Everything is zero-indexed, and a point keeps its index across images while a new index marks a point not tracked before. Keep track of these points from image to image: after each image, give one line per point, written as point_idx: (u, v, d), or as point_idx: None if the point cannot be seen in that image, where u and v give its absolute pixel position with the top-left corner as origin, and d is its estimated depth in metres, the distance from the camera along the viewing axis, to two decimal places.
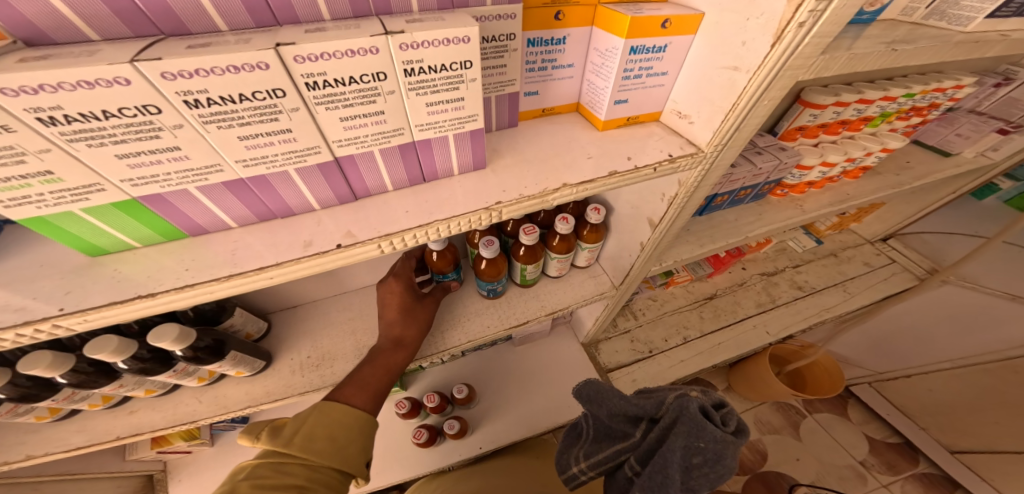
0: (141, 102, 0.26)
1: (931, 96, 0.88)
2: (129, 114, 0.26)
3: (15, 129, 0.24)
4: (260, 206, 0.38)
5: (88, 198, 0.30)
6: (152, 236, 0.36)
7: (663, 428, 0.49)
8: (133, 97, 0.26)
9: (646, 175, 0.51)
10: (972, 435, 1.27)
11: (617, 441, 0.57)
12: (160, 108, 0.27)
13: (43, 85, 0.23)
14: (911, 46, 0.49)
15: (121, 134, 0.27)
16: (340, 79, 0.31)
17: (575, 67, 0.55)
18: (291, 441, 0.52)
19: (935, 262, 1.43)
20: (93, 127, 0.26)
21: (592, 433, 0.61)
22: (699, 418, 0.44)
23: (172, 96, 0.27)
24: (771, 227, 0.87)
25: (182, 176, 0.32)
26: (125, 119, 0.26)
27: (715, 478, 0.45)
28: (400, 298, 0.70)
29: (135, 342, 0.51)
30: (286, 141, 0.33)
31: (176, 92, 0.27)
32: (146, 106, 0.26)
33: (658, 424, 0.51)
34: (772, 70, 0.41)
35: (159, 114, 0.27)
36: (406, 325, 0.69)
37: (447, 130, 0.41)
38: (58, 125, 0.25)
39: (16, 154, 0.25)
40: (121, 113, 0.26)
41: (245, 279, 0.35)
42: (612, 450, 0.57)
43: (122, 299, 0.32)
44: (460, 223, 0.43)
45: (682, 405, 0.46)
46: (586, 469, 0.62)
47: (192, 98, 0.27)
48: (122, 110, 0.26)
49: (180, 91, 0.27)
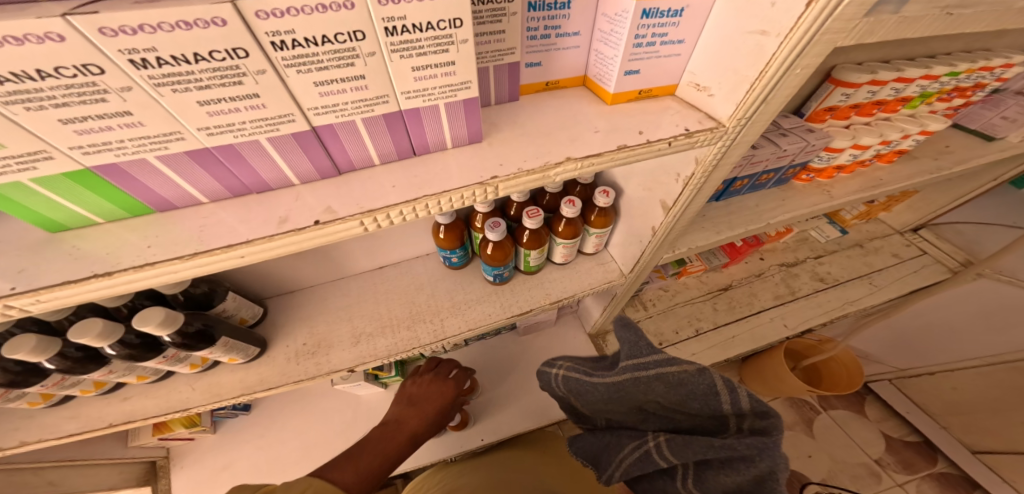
0: (80, 61, 0.22)
1: (978, 75, 0.80)
2: (69, 75, 0.23)
3: None
4: (232, 179, 0.34)
5: (35, 168, 0.26)
6: (116, 211, 0.33)
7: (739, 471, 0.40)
8: (70, 56, 0.22)
9: (659, 150, 0.46)
10: (998, 437, 1.21)
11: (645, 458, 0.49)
12: (103, 68, 0.23)
13: None
14: (969, 10, 0.43)
15: (62, 96, 0.24)
16: (311, 38, 0.27)
17: (582, 35, 0.50)
18: None
19: (970, 254, 1.34)
20: (29, 89, 0.22)
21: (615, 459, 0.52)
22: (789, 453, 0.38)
23: (116, 55, 0.23)
24: (795, 214, 0.81)
25: (138, 144, 0.28)
26: (65, 81, 0.23)
27: None
28: None
29: (122, 326, 0.49)
30: (253, 108, 0.29)
31: (119, 50, 0.23)
32: (87, 66, 0.23)
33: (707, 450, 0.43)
34: (807, 32, 0.36)
35: (103, 76, 0.24)
36: None
37: (437, 99, 0.37)
38: None
39: None
40: (58, 74, 0.22)
41: (213, 258, 0.32)
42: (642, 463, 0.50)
43: (77, 278, 0.29)
44: (452, 200, 0.39)
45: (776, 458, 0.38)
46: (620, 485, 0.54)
47: (140, 57, 0.24)
48: (60, 69, 0.22)
49: (125, 49, 0.23)
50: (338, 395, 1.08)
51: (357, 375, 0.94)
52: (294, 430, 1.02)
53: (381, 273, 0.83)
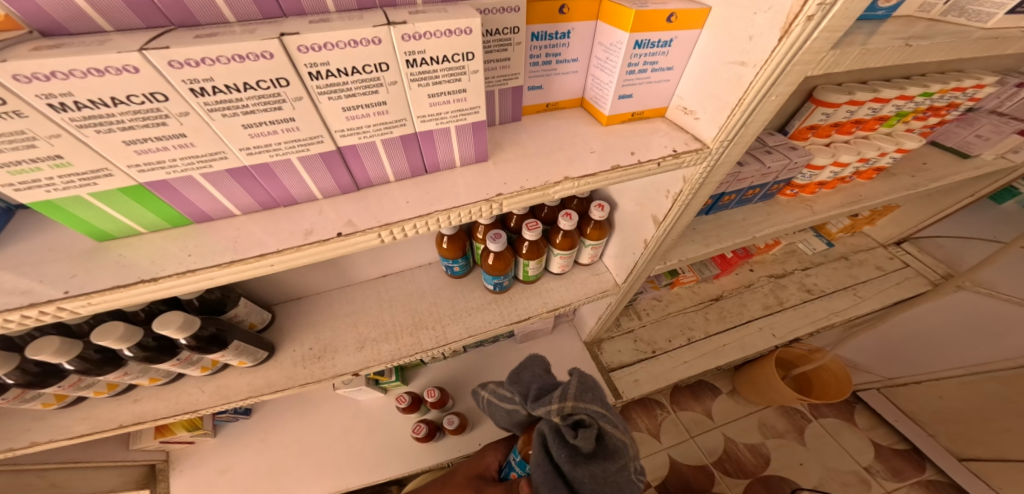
0: (148, 89, 0.26)
1: (950, 96, 0.86)
2: (138, 101, 0.26)
3: (27, 115, 0.24)
4: (264, 194, 0.38)
5: (96, 183, 0.30)
6: (159, 222, 0.36)
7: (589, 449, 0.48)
8: (141, 85, 0.26)
9: (650, 170, 0.50)
10: (982, 443, 1.25)
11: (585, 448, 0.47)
12: (167, 96, 0.27)
13: (55, 72, 0.23)
14: (928, 41, 0.48)
15: (129, 121, 0.27)
16: (342, 69, 0.31)
17: (580, 61, 0.54)
18: None
19: (951, 266, 1.40)
20: (103, 114, 0.26)
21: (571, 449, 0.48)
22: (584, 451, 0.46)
23: (179, 84, 0.27)
24: (780, 227, 0.85)
25: (187, 163, 0.31)
26: (134, 107, 0.26)
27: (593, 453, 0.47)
28: None
29: (140, 330, 0.51)
30: (289, 130, 0.33)
31: (182, 80, 0.26)
32: (154, 94, 0.26)
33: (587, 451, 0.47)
34: (780, 64, 0.40)
35: (166, 102, 0.27)
36: None
37: (449, 122, 0.40)
38: (68, 111, 0.25)
39: (27, 139, 0.25)
40: (129, 101, 0.26)
41: (246, 266, 0.35)
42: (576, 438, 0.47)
43: (125, 283, 0.32)
44: (460, 214, 0.42)
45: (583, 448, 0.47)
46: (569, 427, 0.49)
47: (199, 86, 0.27)
48: (131, 97, 0.26)
49: (187, 79, 0.26)
50: (337, 400, 1.10)
51: (358, 380, 0.96)
52: (293, 435, 1.03)
53: (384, 282, 0.86)
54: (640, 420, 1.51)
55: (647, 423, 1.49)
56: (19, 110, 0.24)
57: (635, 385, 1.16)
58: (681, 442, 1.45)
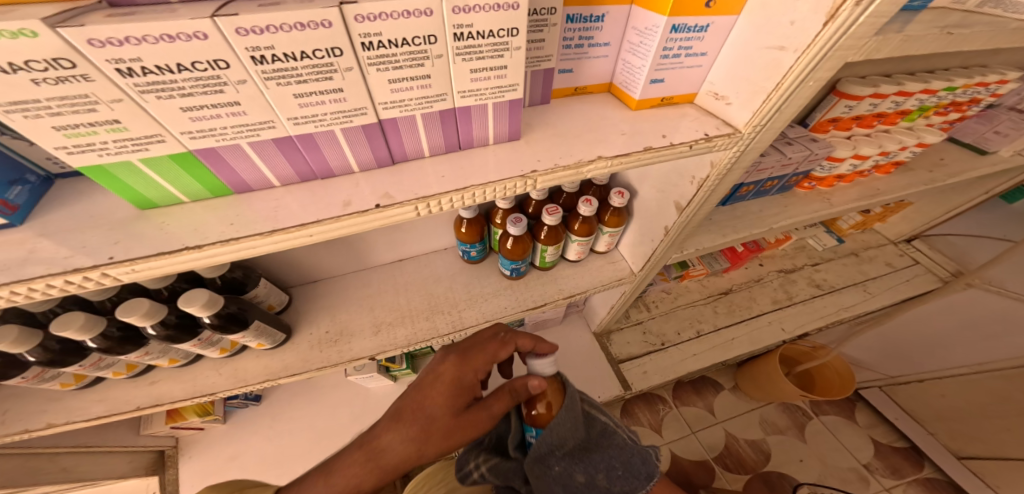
0: (212, 57, 0.25)
1: (973, 91, 0.85)
2: (201, 68, 0.26)
3: (93, 79, 0.24)
4: (303, 165, 0.37)
5: (148, 149, 0.29)
6: (200, 191, 0.35)
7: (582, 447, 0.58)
8: (206, 52, 0.25)
9: (681, 152, 0.50)
10: (981, 441, 1.26)
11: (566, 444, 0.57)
12: (229, 63, 0.26)
13: (128, 38, 0.23)
14: (967, 30, 0.47)
15: (189, 87, 0.26)
16: (394, 41, 0.30)
17: (611, 45, 0.53)
18: None
19: (961, 264, 1.41)
20: (166, 81, 0.25)
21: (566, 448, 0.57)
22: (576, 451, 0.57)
23: (242, 52, 0.26)
24: (797, 219, 0.85)
25: (237, 131, 0.31)
26: (196, 74, 0.26)
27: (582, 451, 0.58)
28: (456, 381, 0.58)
29: (164, 307, 0.51)
30: (337, 101, 0.32)
31: (245, 48, 0.26)
32: (216, 61, 0.26)
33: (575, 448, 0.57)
34: (823, 49, 0.40)
35: (227, 70, 0.26)
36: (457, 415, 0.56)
37: (487, 98, 0.40)
38: (134, 76, 0.24)
39: (89, 103, 0.25)
40: (192, 68, 0.25)
41: (287, 235, 0.35)
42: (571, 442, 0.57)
43: (170, 250, 0.32)
44: (495, 190, 0.42)
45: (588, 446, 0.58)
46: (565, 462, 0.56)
47: (260, 54, 0.27)
48: (195, 63, 0.25)
49: (250, 47, 0.26)
50: (347, 387, 1.09)
51: (370, 367, 0.95)
52: (304, 422, 1.03)
53: (399, 266, 0.85)
54: (644, 414, 1.51)
55: (651, 417, 1.50)
56: (87, 73, 0.23)
57: (645, 377, 1.16)
58: (685, 437, 1.46)
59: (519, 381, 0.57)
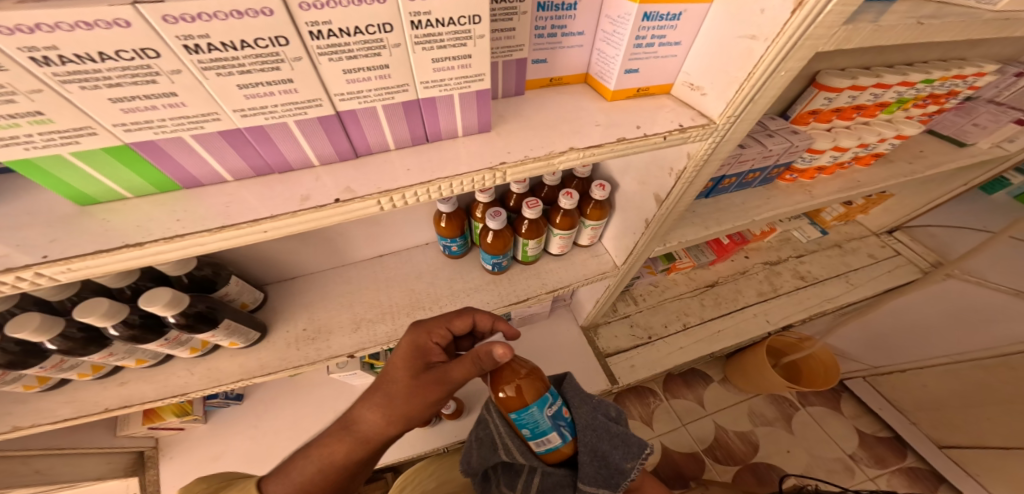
0: (139, 46, 0.24)
1: (951, 83, 0.86)
2: (127, 57, 0.24)
3: (5, 68, 0.22)
4: (257, 159, 0.36)
5: (78, 142, 0.28)
6: (145, 187, 0.34)
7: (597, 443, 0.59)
8: (132, 41, 0.23)
9: (656, 143, 0.49)
10: (961, 431, 1.29)
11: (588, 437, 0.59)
12: (159, 53, 0.25)
13: (39, 25, 0.21)
14: (939, 21, 0.47)
15: (116, 77, 0.25)
16: (345, 29, 0.29)
17: (585, 35, 0.52)
18: None
19: (941, 255, 1.43)
20: (89, 70, 0.24)
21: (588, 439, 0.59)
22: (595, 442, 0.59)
23: (173, 41, 0.25)
24: (779, 211, 0.86)
25: (178, 123, 0.29)
26: (123, 63, 0.24)
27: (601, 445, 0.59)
28: (406, 356, 0.56)
29: (125, 306, 0.49)
30: (287, 92, 0.31)
31: (176, 36, 0.24)
32: (144, 50, 0.24)
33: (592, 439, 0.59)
34: (792, 37, 0.39)
35: (157, 59, 0.25)
36: (412, 399, 0.54)
37: (453, 89, 0.39)
38: (51, 66, 0.23)
39: (5, 93, 0.23)
40: (118, 57, 0.24)
41: (238, 232, 0.33)
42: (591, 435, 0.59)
43: (109, 248, 0.30)
44: (462, 183, 0.41)
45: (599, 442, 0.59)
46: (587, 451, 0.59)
47: (194, 43, 0.25)
48: (120, 52, 0.24)
49: (181, 35, 0.25)
50: (331, 384, 1.08)
51: (353, 364, 0.94)
52: (288, 420, 1.02)
53: (380, 262, 0.84)
54: (634, 407, 1.52)
55: (640, 411, 1.51)
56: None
57: (632, 371, 1.17)
58: (673, 430, 1.47)
59: (483, 350, 0.52)
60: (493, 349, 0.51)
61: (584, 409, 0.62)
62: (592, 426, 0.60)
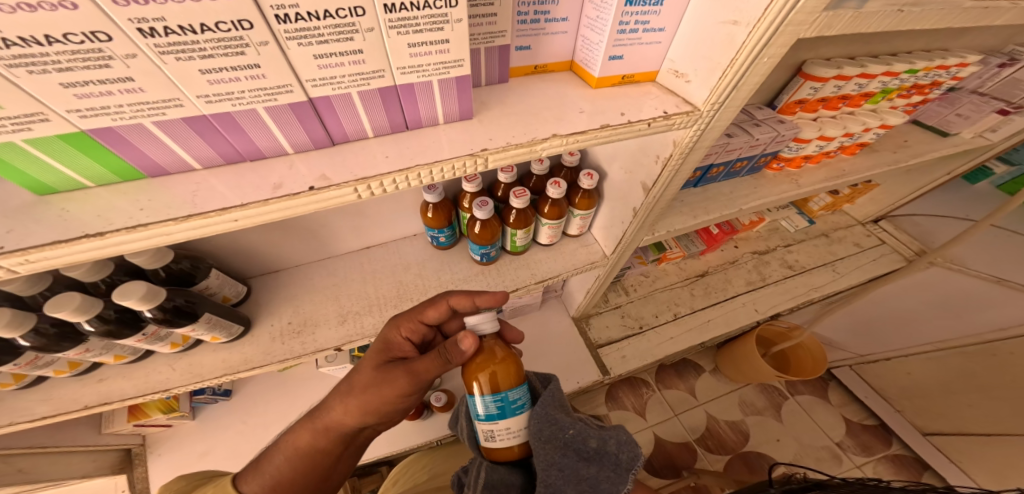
0: (89, 28, 0.23)
1: (935, 74, 0.86)
2: (76, 40, 0.23)
3: None
4: (227, 147, 0.35)
5: (30, 129, 0.26)
6: (107, 175, 0.33)
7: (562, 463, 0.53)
8: (80, 24, 0.22)
9: (640, 130, 0.49)
10: (944, 418, 1.32)
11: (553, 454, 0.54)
12: (111, 36, 0.24)
13: None
14: (922, 8, 0.47)
15: (66, 61, 0.24)
16: (314, 13, 0.28)
17: (569, 21, 0.51)
18: None
19: (924, 244, 1.45)
20: (35, 54, 0.23)
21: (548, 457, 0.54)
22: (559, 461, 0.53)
23: (125, 23, 0.24)
24: (766, 200, 0.86)
25: (137, 109, 0.28)
26: (72, 47, 0.23)
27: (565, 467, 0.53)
28: (376, 354, 0.60)
29: (100, 301, 0.48)
30: (254, 78, 0.30)
31: (129, 19, 0.23)
32: (95, 33, 0.23)
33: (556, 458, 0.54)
34: (773, 24, 0.39)
35: (110, 43, 0.24)
36: (380, 392, 0.57)
37: (431, 76, 0.38)
38: None
39: None
40: (66, 40, 0.23)
41: (206, 221, 0.33)
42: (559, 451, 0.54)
43: (67, 238, 0.29)
44: (443, 170, 0.40)
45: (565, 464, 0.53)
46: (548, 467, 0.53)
47: (148, 26, 0.24)
48: (68, 35, 0.23)
49: (134, 18, 0.24)
50: (321, 379, 1.08)
51: (342, 358, 0.93)
52: (277, 415, 1.01)
53: (367, 254, 0.83)
54: (626, 398, 1.54)
55: (633, 401, 1.52)
56: None
57: (623, 361, 1.17)
58: (665, 420, 1.49)
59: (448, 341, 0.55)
60: (460, 338, 0.54)
61: (550, 447, 0.54)
62: (560, 464, 0.53)
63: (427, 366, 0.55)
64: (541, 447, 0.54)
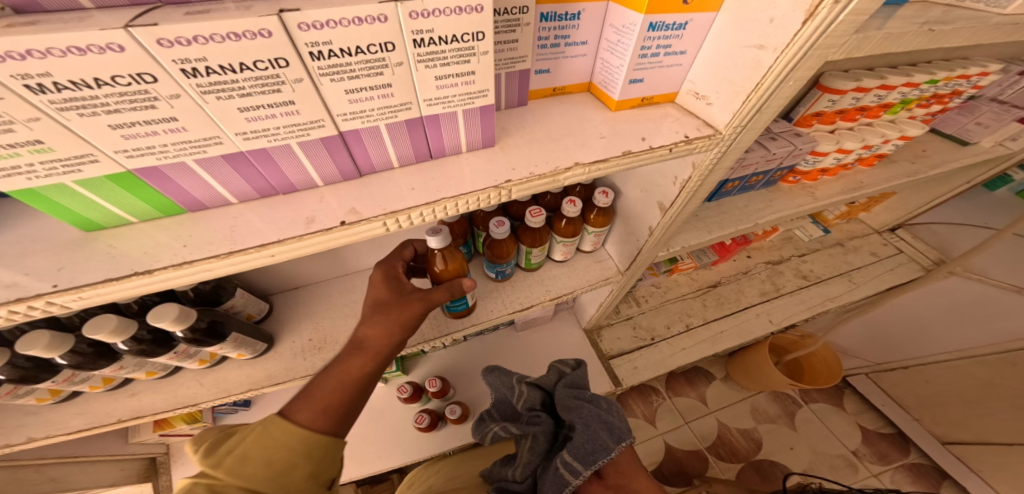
0: (134, 70, 0.24)
1: (955, 83, 0.85)
2: (123, 82, 0.24)
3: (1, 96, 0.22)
4: (261, 181, 0.36)
5: (80, 170, 0.28)
6: (150, 211, 0.34)
7: (582, 409, 0.61)
8: (127, 66, 0.23)
9: (661, 155, 0.49)
10: (966, 428, 1.29)
11: (577, 404, 0.63)
12: (156, 77, 0.24)
13: (31, 51, 0.21)
14: (949, 26, 0.46)
15: (114, 103, 0.25)
16: (347, 49, 0.29)
17: (589, 44, 0.52)
18: (223, 461, 0.41)
19: (942, 252, 1.42)
20: (86, 96, 0.24)
21: (570, 404, 0.64)
22: (579, 404, 0.62)
23: (169, 65, 0.24)
24: (782, 214, 0.85)
25: (179, 148, 0.29)
26: (119, 88, 0.24)
27: (586, 412, 0.60)
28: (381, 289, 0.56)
29: (134, 322, 0.50)
30: (289, 114, 0.31)
31: (174, 60, 0.24)
32: (141, 75, 0.24)
33: (578, 406, 0.62)
34: (802, 48, 0.39)
35: (155, 84, 0.25)
36: (386, 326, 0.52)
37: (457, 106, 0.38)
38: (47, 93, 0.23)
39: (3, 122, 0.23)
40: (114, 82, 0.24)
41: (245, 256, 0.34)
42: (582, 403, 0.63)
43: (118, 276, 0.30)
44: (468, 202, 0.41)
45: (585, 410, 0.61)
46: (572, 415, 0.62)
47: (191, 67, 0.25)
48: (116, 78, 0.23)
49: (178, 59, 0.24)
50: None
51: None
52: None
53: None
54: (637, 406, 1.53)
55: (644, 409, 1.52)
56: None
57: (635, 372, 1.17)
58: (677, 428, 1.48)
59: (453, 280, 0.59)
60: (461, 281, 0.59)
61: (575, 400, 0.64)
62: (582, 410, 0.61)
63: (442, 296, 0.57)
64: (559, 396, 0.67)
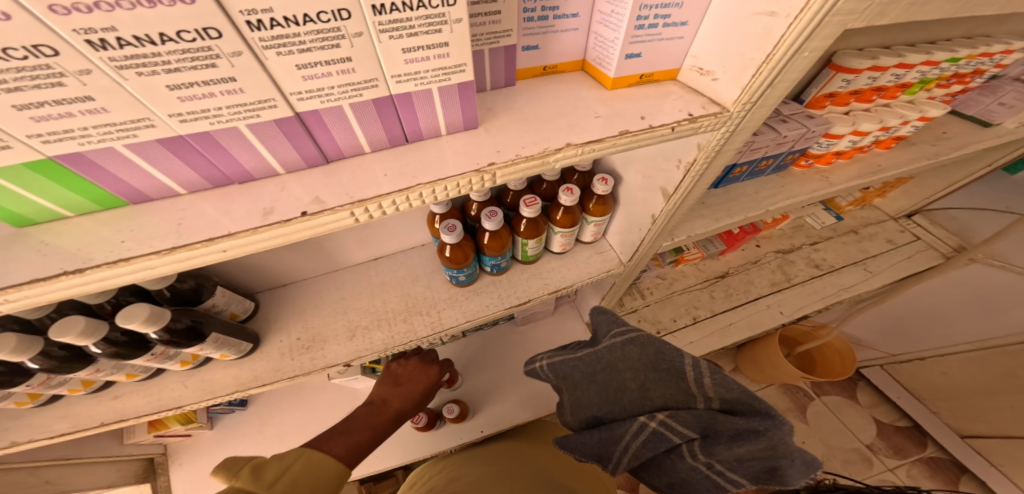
0: (29, 41, 0.20)
1: (976, 62, 0.78)
2: (18, 55, 0.21)
3: None
4: (212, 169, 0.33)
5: None
6: (86, 204, 0.31)
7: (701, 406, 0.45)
8: (19, 36, 0.20)
9: (663, 135, 0.44)
10: (985, 421, 1.23)
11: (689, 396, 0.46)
12: (57, 50, 0.21)
13: None
14: None
15: (12, 80, 0.21)
16: (291, 18, 0.25)
17: (580, 17, 0.47)
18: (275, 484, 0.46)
19: (963, 239, 1.35)
20: None
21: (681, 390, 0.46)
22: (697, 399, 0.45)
23: (71, 35, 0.21)
24: (794, 200, 0.80)
25: (104, 132, 0.26)
26: (15, 63, 0.21)
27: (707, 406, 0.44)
28: None
29: (105, 324, 0.47)
30: (230, 93, 0.27)
31: (74, 30, 0.21)
32: (38, 47, 0.20)
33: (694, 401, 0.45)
34: (819, 13, 0.34)
35: (58, 57, 0.21)
36: None
37: (430, 83, 0.35)
38: None
39: None
40: (7, 56, 0.20)
41: (192, 252, 0.31)
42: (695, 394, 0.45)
43: (45, 276, 0.28)
44: (447, 188, 0.38)
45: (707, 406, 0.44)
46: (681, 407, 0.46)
47: (98, 38, 0.21)
48: (7, 50, 0.20)
49: (80, 29, 0.21)
50: (336, 388, 1.08)
51: (353, 370, 0.92)
52: (292, 424, 1.01)
53: (374, 266, 0.81)
54: None
55: None
56: None
57: None
58: None
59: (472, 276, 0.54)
60: None
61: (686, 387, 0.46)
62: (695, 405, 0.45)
63: None
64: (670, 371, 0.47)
